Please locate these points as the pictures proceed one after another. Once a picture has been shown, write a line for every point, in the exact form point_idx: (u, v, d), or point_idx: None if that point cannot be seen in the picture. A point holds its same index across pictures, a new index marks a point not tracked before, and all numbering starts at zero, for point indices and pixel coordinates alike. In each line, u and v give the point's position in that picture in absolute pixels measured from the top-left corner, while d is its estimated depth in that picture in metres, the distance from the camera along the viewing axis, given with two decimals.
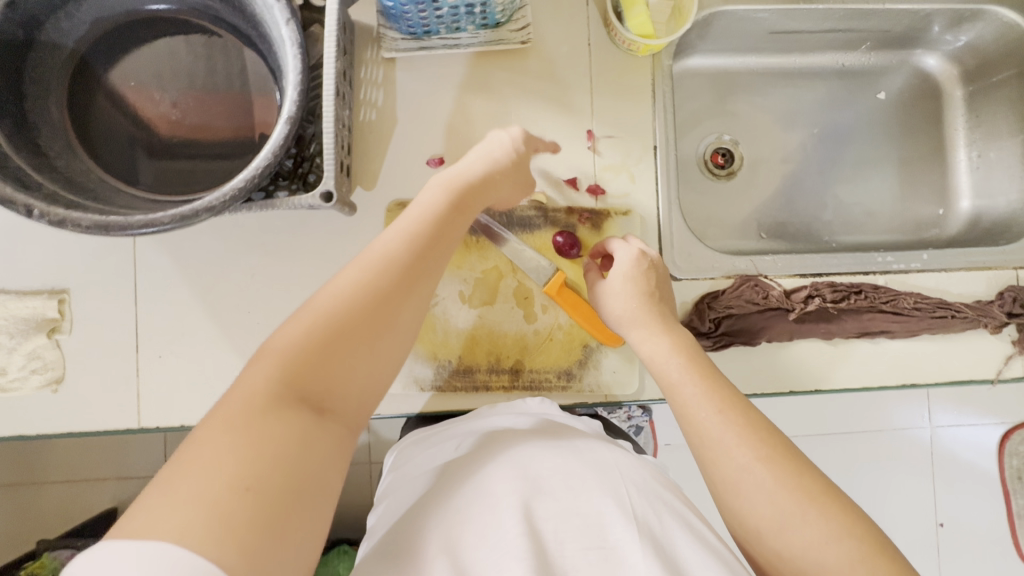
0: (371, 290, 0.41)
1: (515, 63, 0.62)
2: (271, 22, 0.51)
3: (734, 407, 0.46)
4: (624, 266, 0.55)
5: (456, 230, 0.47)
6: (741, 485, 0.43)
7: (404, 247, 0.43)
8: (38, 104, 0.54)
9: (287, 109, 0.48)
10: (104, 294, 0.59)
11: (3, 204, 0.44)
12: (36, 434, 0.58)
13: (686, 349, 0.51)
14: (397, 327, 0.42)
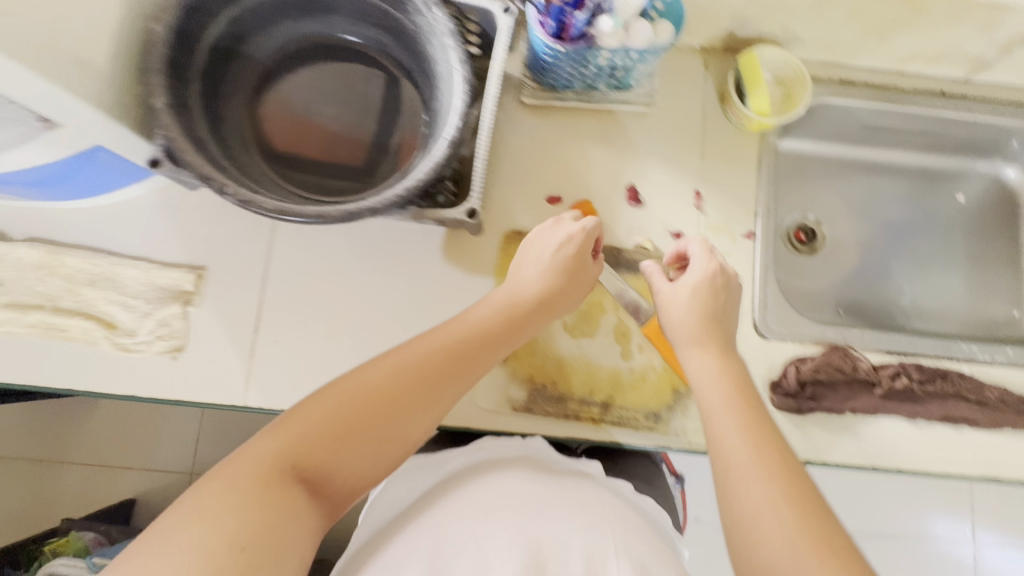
0: (389, 395, 0.44)
1: (636, 123, 0.68)
2: (442, 61, 0.58)
3: (768, 445, 0.45)
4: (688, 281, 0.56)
5: (491, 340, 0.50)
6: (756, 516, 0.41)
7: (433, 362, 0.46)
8: (226, 103, 0.61)
9: (450, 133, 0.54)
10: (236, 276, 0.63)
11: (203, 179, 0.49)
12: (146, 397, 0.61)
13: (732, 377, 0.52)
14: (409, 424, 0.44)
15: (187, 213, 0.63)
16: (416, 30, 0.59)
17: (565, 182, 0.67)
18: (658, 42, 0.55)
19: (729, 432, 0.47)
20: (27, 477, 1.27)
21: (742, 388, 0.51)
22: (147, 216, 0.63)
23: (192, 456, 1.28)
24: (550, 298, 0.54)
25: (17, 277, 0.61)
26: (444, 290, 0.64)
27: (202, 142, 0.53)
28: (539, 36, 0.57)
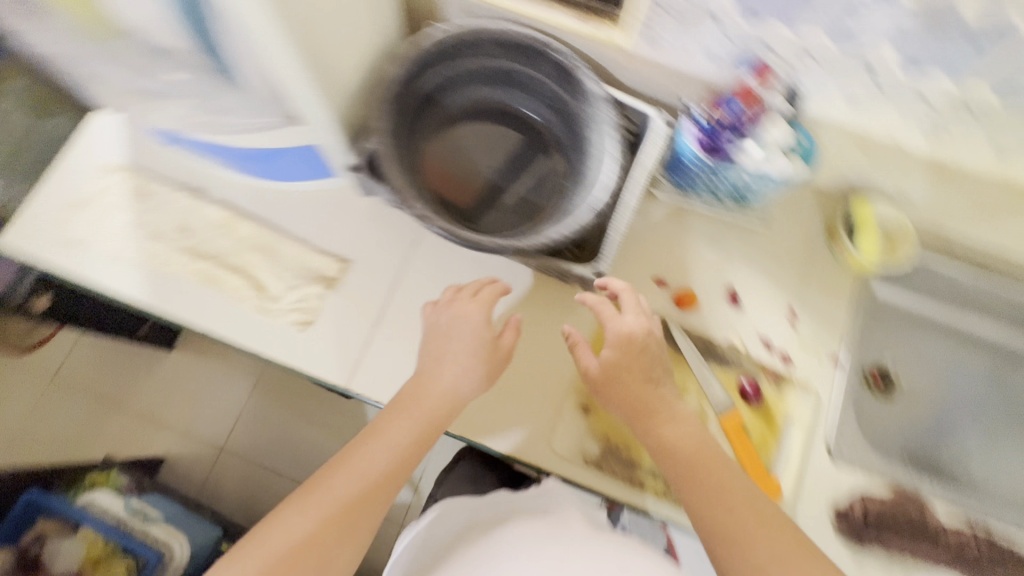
0: (337, 511, 0.52)
1: (748, 234, 0.75)
2: (598, 145, 0.69)
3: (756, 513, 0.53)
4: (613, 338, 0.62)
5: (417, 459, 0.58)
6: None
7: (360, 489, 0.54)
8: (415, 137, 0.73)
9: (595, 202, 0.63)
10: (372, 276, 0.72)
11: (399, 195, 0.62)
12: (267, 357, 0.69)
13: (689, 443, 0.59)
14: (353, 540, 0.51)
15: (348, 213, 0.73)
16: (582, 116, 0.70)
17: (673, 270, 0.73)
18: (792, 175, 0.63)
19: (699, 504, 0.55)
20: (83, 411, 1.41)
21: (704, 449, 0.59)
22: (315, 206, 0.73)
23: (226, 437, 1.39)
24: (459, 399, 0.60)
25: (200, 229, 0.72)
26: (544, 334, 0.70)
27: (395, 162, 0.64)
28: (690, 144, 0.67)
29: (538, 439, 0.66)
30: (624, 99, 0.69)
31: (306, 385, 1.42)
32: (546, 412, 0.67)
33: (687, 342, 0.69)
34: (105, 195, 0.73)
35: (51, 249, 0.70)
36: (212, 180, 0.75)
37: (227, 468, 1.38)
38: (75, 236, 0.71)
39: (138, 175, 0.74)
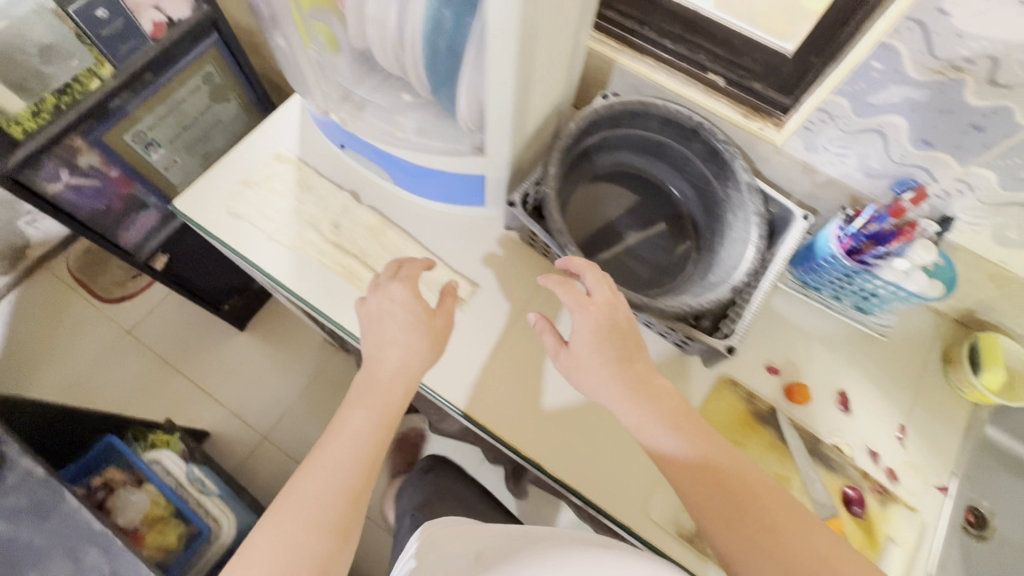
0: (309, 522, 0.51)
1: (863, 341, 0.76)
2: (739, 227, 0.72)
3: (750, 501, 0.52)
4: (584, 335, 0.60)
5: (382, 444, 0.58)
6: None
7: (327, 487, 0.53)
8: (567, 185, 0.77)
9: (737, 280, 0.67)
10: (496, 304, 0.75)
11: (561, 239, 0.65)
12: (387, 359, 0.72)
13: (675, 431, 0.57)
14: (345, 547, 0.52)
15: (485, 242, 0.78)
16: (724, 199, 0.75)
17: (786, 360, 0.74)
18: (930, 293, 0.65)
19: (703, 501, 0.53)
20: (146, 368, 1.46)
21: (718, 455, 0.55)
22: (456, 230, 0.79)
23: (271, 426, 1.41)
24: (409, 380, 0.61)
25: (350, 228, 0.78)
26: None
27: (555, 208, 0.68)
28: (830, 241, 0.69)
29: (630, 498, 0.67)
30: (769, 192, 0.73)
31: None
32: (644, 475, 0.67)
33: (793, 435, 0.69)
34: (273, 179, 0.80)
35: (218, 217, 0.77)
36: (368, 186, 0.81)
37: (264, 457, 1.38)
38: (241, 210, 0.77)
39: (305, 168, 0.81)
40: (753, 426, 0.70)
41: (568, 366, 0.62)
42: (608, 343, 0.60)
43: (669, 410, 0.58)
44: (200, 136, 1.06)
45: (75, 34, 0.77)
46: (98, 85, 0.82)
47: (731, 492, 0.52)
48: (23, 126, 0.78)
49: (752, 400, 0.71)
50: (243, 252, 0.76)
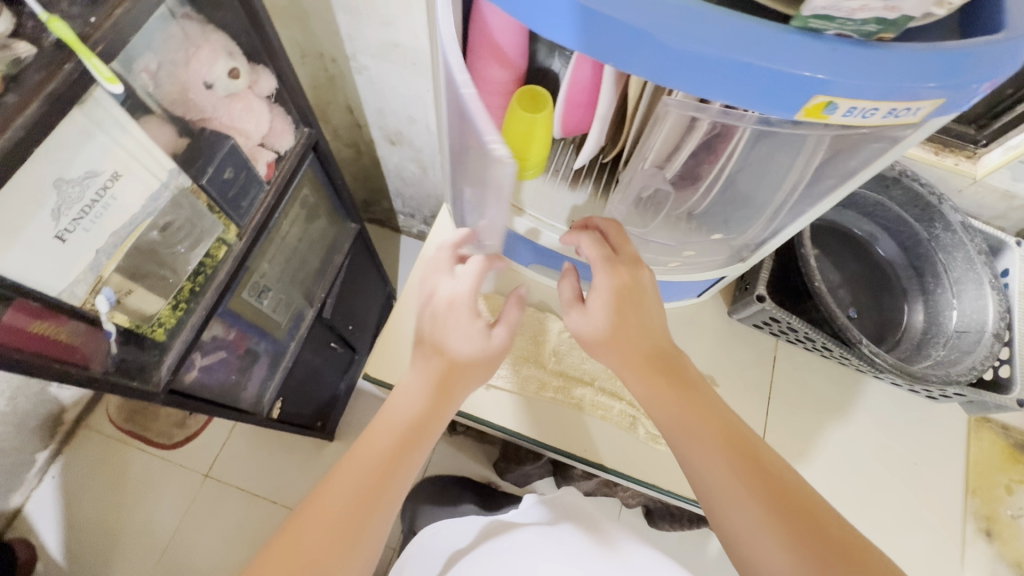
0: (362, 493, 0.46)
1: None
2: (962, 268, 0.71)
3: (810, 519, 0.43)
4: (607, 287, 0.54)
5: (437, 420, 0.52)
6: (752, 546, 0.43)
7: (379, 458, 0.48)
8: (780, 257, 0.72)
9: (994, 327, 0.66)
10: (743, 396, 0.71)
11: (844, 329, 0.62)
12: (663, 488, 0.66)
13: (703, 411, 0.50)
14: (385, 501, 0.47)
15: (706, 332, 0.74)
16: (931, 241, 0.74)
17: None
18: None
19: (733, 507, 0.45)
20: (238, 510, 1.30)
21: (714, 410, 0.50)
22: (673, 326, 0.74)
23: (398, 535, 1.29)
24: (459, 372, 0.54)
25: (570, 351, 0.71)
26: (921, 455, 0.70)
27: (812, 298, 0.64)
28: None
29: (949, 568, 0.66)
30: (979, 228, 0.73)
31: (478, 476, 1.36)
32: (952, 540, 0.67)
33: None
34: None
35: None
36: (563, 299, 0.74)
37: None
38: None
39: (493, 296, 0.73)
40: (1020, 459, 0.71)
41: (581, 325, 0.57)
42: (600, 274, 0.54)
43: (632, 342, 0.54)
44: (298, 264, 0.94)
45: (208, 207, 0.64)
46: (230, 252, 0.69)
47: (769, 487, 0.45)
48: (164, 325, 0.64)
49: (1009, 433, 0.72)
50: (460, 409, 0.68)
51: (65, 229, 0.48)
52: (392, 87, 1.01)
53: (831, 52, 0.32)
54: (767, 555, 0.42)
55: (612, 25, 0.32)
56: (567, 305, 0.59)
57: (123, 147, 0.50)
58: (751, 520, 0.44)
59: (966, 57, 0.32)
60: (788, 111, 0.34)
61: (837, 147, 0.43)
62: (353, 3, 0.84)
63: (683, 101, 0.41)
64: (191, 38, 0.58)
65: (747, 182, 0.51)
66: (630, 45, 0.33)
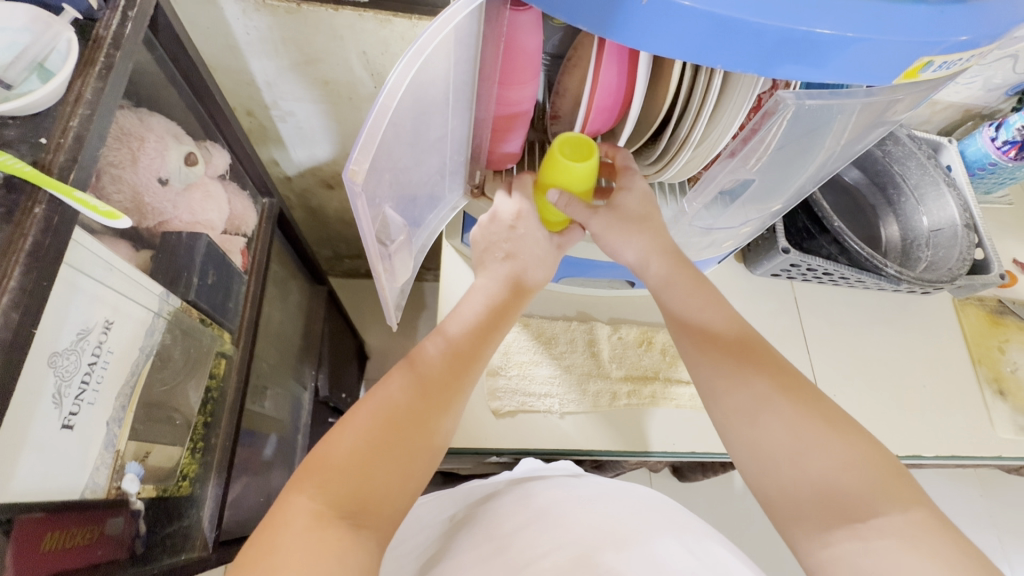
0: (426, 392, 0.43)
1: (997, 216, 0.92)
2: (921, 174, 0.79)
3: (845, 431, 0.40)
4: (637, 190, 0.51)
5: (491, 337, 0.49)
6: (762, 417, 0.42)
7: (443, 369, 0.45)
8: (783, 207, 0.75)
9: (965, 219, 0.75)
10: (782, 344, 0.76)
11: (873, 260, 0.67)
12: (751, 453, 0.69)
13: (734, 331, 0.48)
14: (452, 411, 0.44)
15: (733, 295, 0.78)
16: (887, 157, 0.81)
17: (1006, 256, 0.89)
18: None
19: (766, 428, 0.42)
20: None
21: (745, 334, 0.48)
22: None
23: None
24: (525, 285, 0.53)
25: (625, 353, 0.70)
26: (928, 345, 0.80)
27: (827, 235, 0.71)
28: (988, 152, 0.81)
29: (985, 433, 0.75)
30: (919, 138, 0.82)
31: None
32: (977, 408, 0.76)
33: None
34: (513, 353, 0.68)
35: (497, 428, 0.64)
36: (598, 305, 0.73)
37: None
38: (516, 404, 0.65)
39: (532, 322, 0.70)
40: (1000, 322, 0.83)
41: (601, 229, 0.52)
42: (629, 177, 0.51)
43: (653, 236, 0.52)
44: (286, 349, 0.83)
45: (201, 322, 0.53)
46: (233, 365, 0.58)
47: (805, 397, 0.43)
48: (188, 475, 0.52)
49: (983, 302, 0.84)
50: (543, 447, 0.64)
51: (71, 412, 0.37)
52: (326, 130, 0.91)
53: (937, 15, 0.33)
54: (776, 425, 0.42)
55: (734, 30, 0.32)
56: (586, 216, 0.51)
57: (110, 288, 0.40)
58: (760, 394, 0.43)
59: (990, 9, 0.34)
60: (892, 77, 0.36)
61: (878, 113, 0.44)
62: (270, 44, 0.73)
63: (799, 93, 0.39)
64: (130, 130, 0.47)
65: (789, 157, 0.50)
66: (746, 46, 0.33)
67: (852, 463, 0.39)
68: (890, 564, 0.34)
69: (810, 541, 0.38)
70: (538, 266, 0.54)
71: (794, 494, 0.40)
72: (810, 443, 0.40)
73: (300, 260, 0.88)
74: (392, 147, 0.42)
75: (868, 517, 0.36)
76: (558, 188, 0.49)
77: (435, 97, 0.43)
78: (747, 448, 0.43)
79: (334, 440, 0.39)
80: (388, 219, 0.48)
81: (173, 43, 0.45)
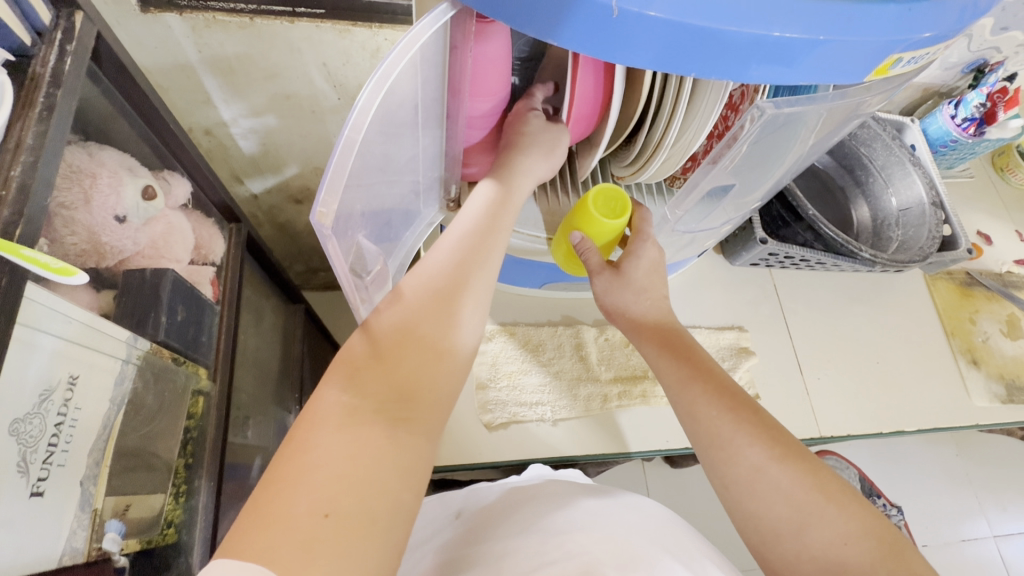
0: (442, 286, 0.40)
1: (959, 190, 0.95)
2: (886, 155, 0.81)
3: (838, 495, 0.41)
4: (648, 259, 0.53)
5: (503, 225, 0.45)
6: (760, 488, 0.42)
7: (455, 261, 0.42)
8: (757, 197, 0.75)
9: (930, 197, 0.78)
10: (764, 331, 0.77)
11: (848, 245, 0.68)
12: None
13: (721, 388, 0.48)
14: (472, 303, 0.41)
15: (714, 287, 0.79)
16: (853, 139, 0.82)
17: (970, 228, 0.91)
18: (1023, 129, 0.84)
19: (766, 502, 0.41)
20: None
21: (722, 383, 0.48)
22: (684, 291, 0.78)
23: None
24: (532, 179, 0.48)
25: (614, 353, 0.70)
26: (903, 321, 0.82)
27: (801, 222, 0.72)
28: (948, 130, 0.83)
29: (962, 403, 0.77)
30: (883, 119, 0.83)
31: None
32: (953, 380, 0.79)
33: (993, 282, 0.87)
34: (501, 364, 0.67)
35: (490, 441, 0.63)
36: (583, 307, 0.73)
37: None
38: (507, 416, 0.64)
39: (518, 330, 0.69)
40: (969, 294, 0.85)
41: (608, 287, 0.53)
42: (642, 246, 0.53)
43: (660, 301, 0.55)
44: (264, 374, 0.80)
45: (174, 361, 0.50)
46: (212, 403, 0.55)
47: (799, 461, 0.42)
48: (172, 524, 0.50)
49: (952, 276, 0.86)
50: (539, 456, 0.64)
51: (39, 478, 0.35)
52: (290, 144, 0.88)
53: (906, 13, 0.33)
54: (774, 497, 0.41)
55: (708, 39, 0.32)
56: (594, 269, 0.53)
57: (74, 343, 0.38)
58: (755, 465, 0.43)
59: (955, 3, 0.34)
60: (863, 75, 0.36)
61: (851, 109, 0.44)
62: (224, 61, 0.70)
63: (771, 101, 0.39)
64: (80, 167, 0.45)
65: (765, 157, 0.49)
66: (718, 54, 0.33)
67: (853, 538, 0.39)
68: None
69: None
70: (536, 159, 0.47)
71: (796, 568, 0.40)
72: (808, 517, 0.40)
73: (272, 281, 0.85)
74: (363, 175, 0.41)
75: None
76: (582, 232, 0.51)
77: (404, 119, 0.42)
78: (749, 522, 0.42)
79: (355, 347, 0.38)
80: (364, 249, 0.46)
81: (117, 72, 0.43)
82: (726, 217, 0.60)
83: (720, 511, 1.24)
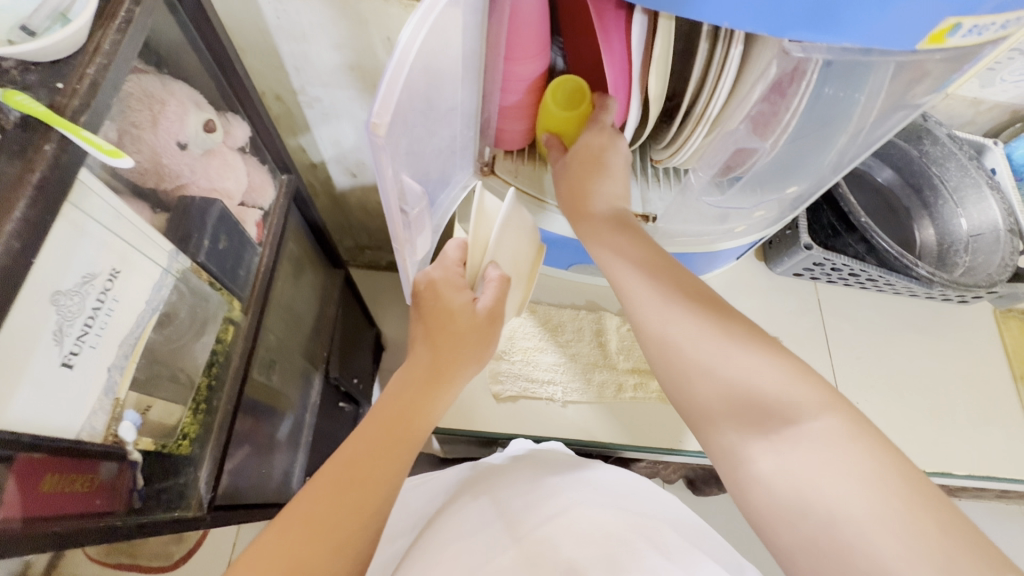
0: (351, 478, 0.38)
1: None
2: (960, 176, 0.74)
3: (758, 340, 0.38)
4: (589, 146, 0.51)
5: (424, 402, 0.45)
6: (674, 342, 0.40)
7: (365, 450, 0.40)
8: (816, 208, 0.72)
9: (1004, 223, 0.70)
10: (801, 346, 0.73)
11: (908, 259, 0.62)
12: None
13: (648, 260, 0.47)
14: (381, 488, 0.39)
15: (750, 294, 0.75)
16: (921, 157, 0.76)
17: None
18: None
19: (680, 353, 0.40)
20: None
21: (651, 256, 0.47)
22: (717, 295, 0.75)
23: None
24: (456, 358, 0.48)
25: (634, 345, 0.68)
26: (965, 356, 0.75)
27: (854, 233, 0.67)
28: None
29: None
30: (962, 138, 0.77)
31: None
32: (1019, 428, 0.71)
33: None
34: (517, 338, 0.66)
35: (496, 411, 0.63)
36: (608, 295, 0.72)
37: None
38: (518, 389, 0.64)
39: (540, 308, 0.69)
40: None
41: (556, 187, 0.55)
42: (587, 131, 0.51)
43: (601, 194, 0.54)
44: (296, 327, 0.84)
45: (210, 284, 0.53)
46: (240, 333, 0.58)
47: (717, 316, 0.41)
48: (186, 436, 0.53)
49: None
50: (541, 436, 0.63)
51: (71, 351, 0.39)
52: (350, 115, 0.93)
53: None
54: (686, 344, 0.40)
55: None
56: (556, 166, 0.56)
57: (119, 238, 0.41)
58: (670, 318, 0.41)
59: None
60: (915, 41, 0.34)
61: (910, 78, 0.40)
62: (298, 28, 0.75)
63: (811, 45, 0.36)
64: (152, 94, 0.49)
65: (812, 128, 0.47)
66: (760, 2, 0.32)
67: (762, 371, 0.36)
68: (809, 480, 0.32)
69: (732, 461, 0.37)
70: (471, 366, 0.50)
71: (711, 414, 0.38)
72: (718, 361, 0.38)
73: (317, 242, 0.89)
74: (408, 116, 0.41)
75: (784, 430, 0.34)
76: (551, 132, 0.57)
77: (448, 66, 0.43)
78: (668, 376, 0.41)
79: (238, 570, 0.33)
80: (406, 188, 0.46)
81: (196, 10, 0.47)
82: (763, 199, 0.57)
83: (742, 545, 1.15)
